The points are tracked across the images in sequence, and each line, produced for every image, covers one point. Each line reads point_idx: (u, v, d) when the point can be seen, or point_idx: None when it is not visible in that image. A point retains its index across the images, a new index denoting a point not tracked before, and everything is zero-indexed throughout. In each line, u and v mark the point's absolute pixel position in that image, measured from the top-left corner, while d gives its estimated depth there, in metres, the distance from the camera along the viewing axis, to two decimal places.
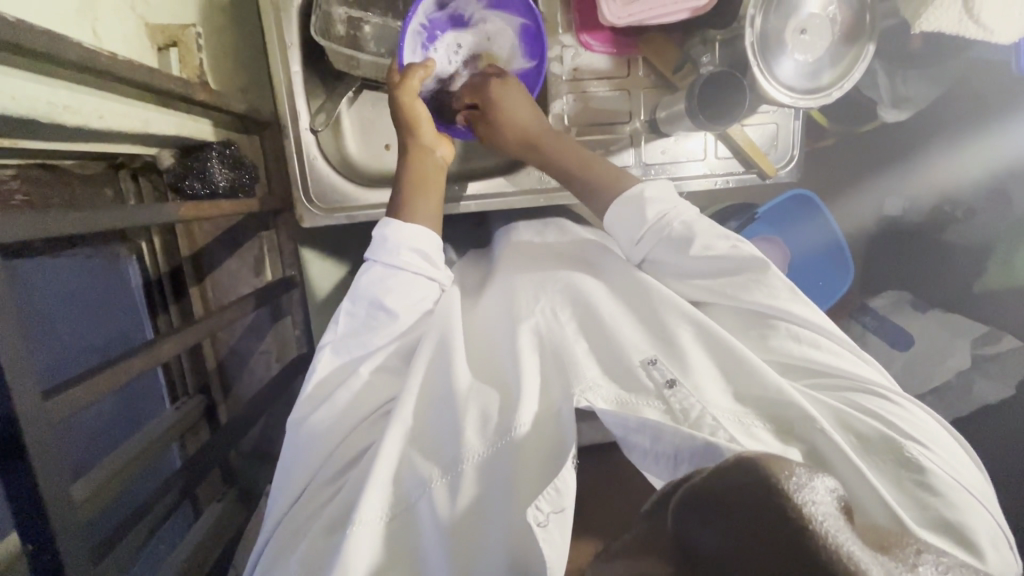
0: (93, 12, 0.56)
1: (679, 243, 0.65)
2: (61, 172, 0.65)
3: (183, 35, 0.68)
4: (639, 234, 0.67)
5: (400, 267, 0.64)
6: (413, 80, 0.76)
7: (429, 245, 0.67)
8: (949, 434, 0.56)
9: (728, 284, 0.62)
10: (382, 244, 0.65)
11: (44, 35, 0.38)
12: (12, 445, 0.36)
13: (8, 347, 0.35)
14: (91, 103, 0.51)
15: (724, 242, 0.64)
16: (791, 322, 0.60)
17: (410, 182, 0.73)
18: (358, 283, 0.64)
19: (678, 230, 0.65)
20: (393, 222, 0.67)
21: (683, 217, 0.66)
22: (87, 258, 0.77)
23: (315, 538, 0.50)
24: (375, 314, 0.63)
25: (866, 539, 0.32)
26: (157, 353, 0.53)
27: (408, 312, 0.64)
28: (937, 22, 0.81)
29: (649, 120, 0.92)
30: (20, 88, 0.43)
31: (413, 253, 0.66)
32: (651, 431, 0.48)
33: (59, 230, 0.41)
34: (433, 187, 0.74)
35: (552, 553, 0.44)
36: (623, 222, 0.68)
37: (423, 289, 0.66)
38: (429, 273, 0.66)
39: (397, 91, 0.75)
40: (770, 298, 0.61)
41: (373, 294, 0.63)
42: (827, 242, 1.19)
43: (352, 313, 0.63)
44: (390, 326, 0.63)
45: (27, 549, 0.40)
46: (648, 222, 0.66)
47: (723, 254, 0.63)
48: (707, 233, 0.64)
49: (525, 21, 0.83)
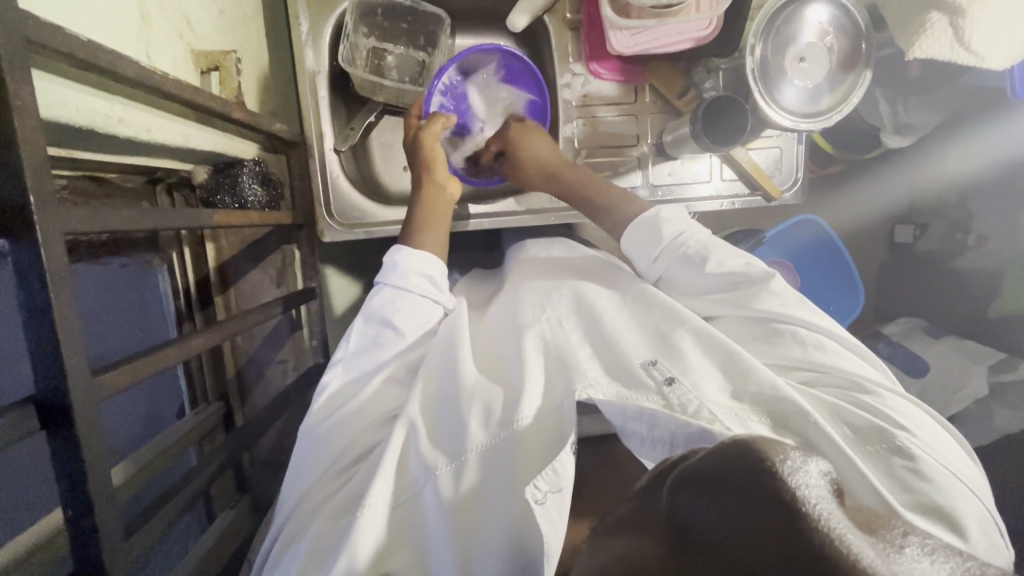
0: (147, 38, 0.62)
1: (695, 261, 0.68)
2: (107, 185, 0.71)
3: (224, 61, 0.75)
4: (655, 253, 0.71)
5: (408, 290, 0.68)
6: (436, 126, 0.84)
7: (436, 271, 0.70)
8: (949, 433, 0.57)
9: (738, 295, 0.66)
10: (393, 268, 0.69)
11: (108, 53, 0.43)
12: (63, 413, 0.40)
13: (70, 325, 0.39)
14: (140, 118, 0.56)
15: (738, 260, 0.68)
16: (796, 326, 0.62)
17: (422, 213, 0.77)
18: (369, 304, 0.67)
19: (692, 248, 0.69)
20: (405, 248, 0.71)
21: (699, 237, 0.70)
22: (121, 267, 0.83)
23: (324, 522, 0.52)
24: (382, 332, 0.65)
25: (854, 519, 0.33)
26: (188, 346, 0.56)
27: (414, 332, 0.67)
28: (930, 49, 0.85)
29: (656, 144, 0.96)
30: (80, 100, 0.48)
31: (421, 278, 0.69)
32: (648, 418, 0.51)
33: (110, 224, 0.46)
34: (443, 221, 0.78)
35: (551, 530, 0.45)
36: (639, 242, 0.72)
37: (430, 312, 0.69)
38: (435, 296, 0.70)
39: (421, 134, 0.83)
40: (777, 307, 0.63)
41: (383, 314, 0.66)
42: (814, 238, 1.21)
43: (363, 331, 0.66)
44: (397, 344, 0.65)
45: (67, 516, 0.42)
46: (665, 240, 0.70)
47: (735, 269, 0.67)
48: (724, 252, 0.68)
49: (532, 96, 0.93)
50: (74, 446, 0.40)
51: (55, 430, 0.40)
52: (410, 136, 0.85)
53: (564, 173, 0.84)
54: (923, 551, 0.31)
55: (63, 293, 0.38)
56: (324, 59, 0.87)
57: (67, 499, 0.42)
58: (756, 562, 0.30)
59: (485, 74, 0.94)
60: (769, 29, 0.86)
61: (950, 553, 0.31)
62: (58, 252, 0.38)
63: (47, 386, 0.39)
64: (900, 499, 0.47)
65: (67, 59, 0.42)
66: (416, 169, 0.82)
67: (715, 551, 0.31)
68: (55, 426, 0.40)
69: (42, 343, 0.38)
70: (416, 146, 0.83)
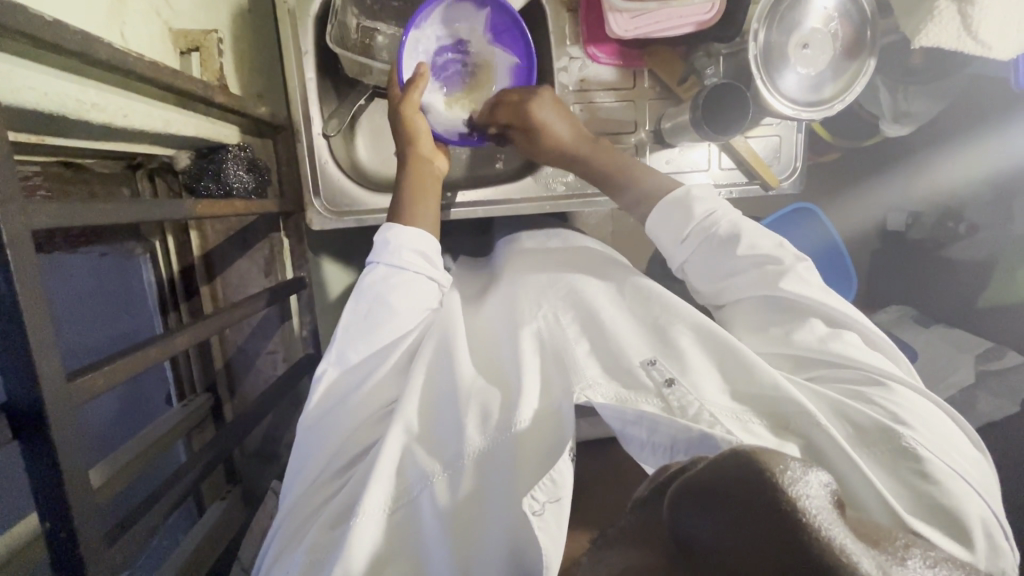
0: (121, 17, 0.58)
1: (726, 240, 0.67)
2: (82, 171, 0.68)
3: (205, 40, 0.71)
4: (685, 232, 0.69)
5: (402, 267, 0.65)
6: (414, 94, 0.79)
7: (427, 246, 0.68)
8: (957, 426, 0.56)
9: (765, 276, 0.64)
10: (385, 246, 0.67)
11: (77, 35, 0.40)
12: (37, 423, 0.38)
13: (39, 331, 0.36)
14: (116, 104, 0.53)
15: (769, 241, 0.67)
16: (818, 317, 0.62)
17: (410, 188, 0.75)
18: (361, 282, 0.64)
19: (725, 228, 0.68)
20: (395, 225, 0.68)
21: (730, 217, 0.69)
22: (102, 256, 0.80)
23: (318, 531, 0.51)
24: (377, 312, 0.63)
25: (854, 530, 0.32)
26: (173, 343, 0.54)
27: (409, 312, 0.64)
28: (937, 37, 0.83)
29: (654, 130, 0.94)
30: (48, 84, 0.45)
31: (414, 254, 0.67)
32: (649, 423, 0.51)
33: (89, 220, 0.43)
34: (431, 195, 0.76)
35: (548, 540, 0.46)
36: (667, 222, 0.71)
37: (425, 290, 0.67)
38: (429, 274, 0.68)
39: (399, 105, 0.79)
40: (805, 291, 0.62)
41: (374, 293, 0.63)
42: (822, 241, 1.19)
43: (354, 310, 0.63)
44: (391, 327, 0.63)
45: (45, 527, 0.40)
46: (695, 220, 0.69)
47: (765, 251, 0.66)
48: (756, 233, 0.67)
49: (518, 59, 0.88)
50: (49, 456, 0.38)
51: (29, 440, 0.38)
52: (390, 108, 0.81)
53: (580, 154, 0.81)
54: (925, 564, 0.30)
55: (32, 295, 0.36)
56: (311, 39, 0.83)
57: (44, 509, 0.40)
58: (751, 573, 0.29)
59: (475, 31, 0.88)
60: (774, 14, 0.83)
61: (951, 567, 0.30)
62: (27, 254, 0.36)
63: (19, 393, 0.37)
64: (905, 503, 0.46)
65: (33, 42, 0.38)
66: (400, 144, 0.79)
67: (717, 566, 0.30)
68: (29, 436, 0.38)
69: (11, 350, 0.36)
70: (396, 117, 0.79)
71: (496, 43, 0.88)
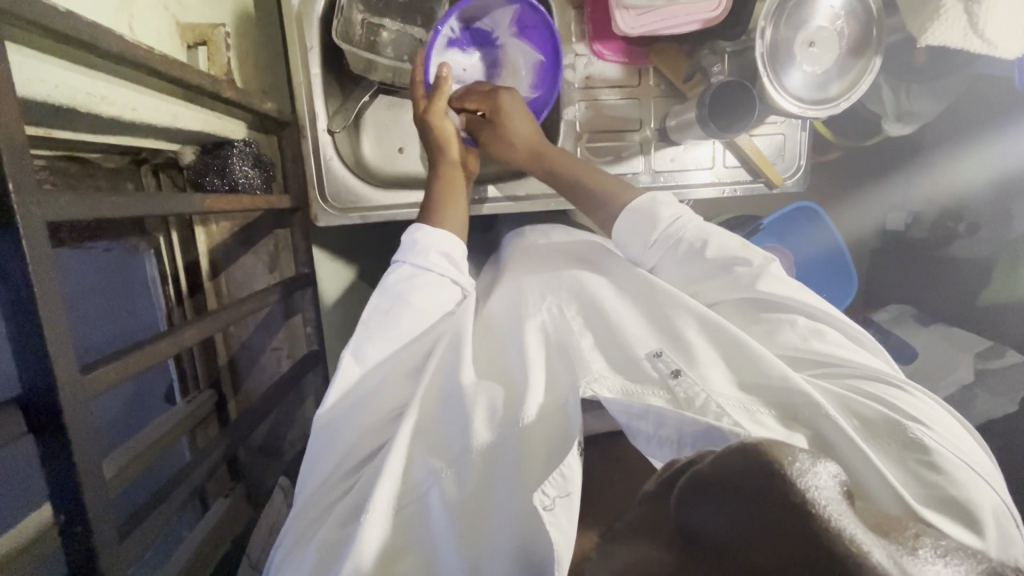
0: (129, 9, 0.58)
1: (694, 246, 0.68)
2: (88, 165, 0.68)
3: (212, 34, 0.70)
4: (651, 238, 0.70)
5: (427, 268, 0.65)
6: (439, 103, 0.79)
7: (456, 250, 0.69)
8: (958, 421, 0.56)
9: (737, 278, 0.64)
10: (412, 247, 0.67)
11: (90, 25, 0.40)
12: (51, 414, 0.37)
13: (53, 322, 0.36)
14: (123, 97, 0.53)
15: (736, 242, 0.68)
16: (796, 313, 0.62)
17: (441, 192, 0.75)
18: (386, 280, 0.64)
19: (690, 232, 0.69)
20: (422, 226, 0.68)
21: (695, 223, 0.70)
22: (106, 251, 0.80)
23: (328, 529, 0.51)
24: (395, 310, 0.62)
25: (865, 521, 0.32)
26: (181, 337, 0.54)
27: (428, 312, 0.64)
28: (944, 36, 0.84)
29: (659, 129, 0.94)
30: (59, 76, 0.45)
31: (441, 257, 0.67)
32: (655, 417, 0.50)
33: (101, 212, 0.43)
34: (461, 199, 0.76)
35: (559, 536, 0.45)
36: (632, 229, 0.71)
37: (445, 291, 0.66)
38: (453, 277, 0.67)
39: (425, 114, 0.79)
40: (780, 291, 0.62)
41: (397, 292, 0.63)
42: (823, 240, 1.19)
43: (376, 305, 0.63)
44: (410, 325, 0.62)
45: (59, 519, 0.40)
46: (659, 227, 0.69)
47: (732, 252, 0.66)
48: (721, 236, 0.68)
49: (543, 57, 0.86)
50: (63, 447, 0.38)
51: (43, 432, 0.38)
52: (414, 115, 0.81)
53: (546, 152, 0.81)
54: (936, 553, 0.30)
55: (47, 286, 0.36)
56: (317, 35, 0.83)
57: (57, 502, 0.40)
58: (759, 565, 0.29)
59: (500, 26, 0.86)
60: (780, 12, 0.84)
61: (962, 555, 0.30)
62: (41, 244, 0.35)
63: (33, 383, 0.37)
64: (916, 494, 0.46)
65: (47, 32, 0.38)
66: (429, 151, 0.80)
67: (726, 558, 0.30)
68: (43, 428, 0.38)
69: (24, 339, 0.36)
70: (423, 125, 0.80)
71: (521, 39, 0.86)
